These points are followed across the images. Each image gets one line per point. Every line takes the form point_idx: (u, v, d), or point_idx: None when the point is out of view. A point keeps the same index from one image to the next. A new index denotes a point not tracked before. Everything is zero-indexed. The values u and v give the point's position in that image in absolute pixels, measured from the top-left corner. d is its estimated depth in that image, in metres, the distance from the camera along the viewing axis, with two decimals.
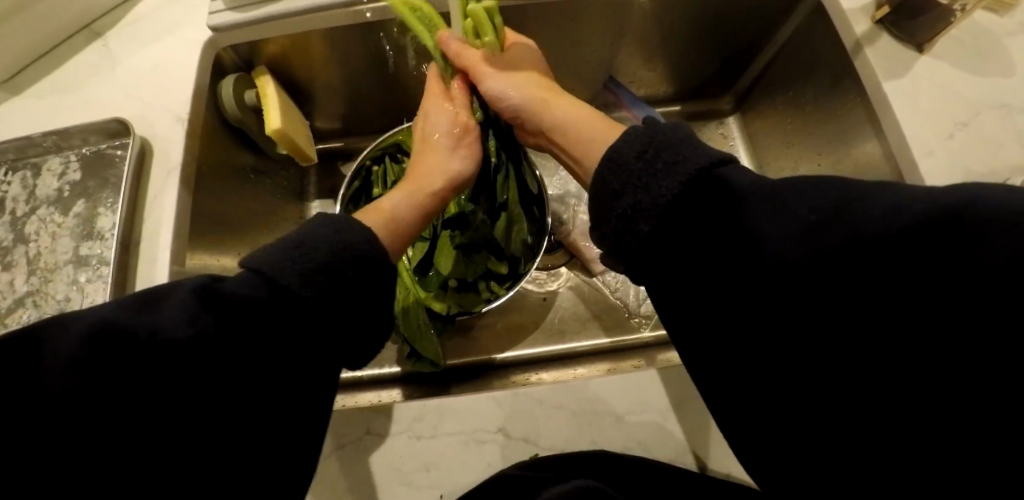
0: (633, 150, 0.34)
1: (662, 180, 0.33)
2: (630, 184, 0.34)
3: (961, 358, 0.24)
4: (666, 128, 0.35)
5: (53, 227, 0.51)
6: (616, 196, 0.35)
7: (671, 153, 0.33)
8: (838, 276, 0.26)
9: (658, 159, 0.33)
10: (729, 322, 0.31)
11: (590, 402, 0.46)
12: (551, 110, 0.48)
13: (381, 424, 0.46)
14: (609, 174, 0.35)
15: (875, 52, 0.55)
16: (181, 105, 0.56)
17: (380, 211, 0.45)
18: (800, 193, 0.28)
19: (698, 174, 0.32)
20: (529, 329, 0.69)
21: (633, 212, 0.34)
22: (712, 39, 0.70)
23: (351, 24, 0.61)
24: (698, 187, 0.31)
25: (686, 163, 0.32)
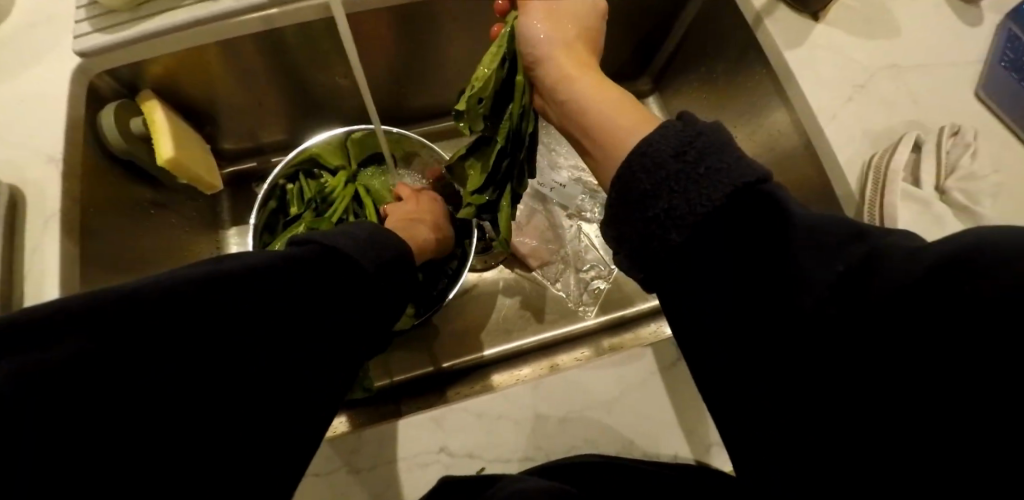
0: (671, 146, 0.29)
1: (702, 186, 0.27)
2: (664, 186, 0.29)
3: (944, 399, 0.22)
4: (703, 129, 0.29)
5: None
6: (648, 198, 0.29)
7: (714, 159, 0.28)
8: (874, 320, 0.22)
9: (699, 166, 0.28)
10: (753, 351, 0.26)
11: (531, 408, 0.45)
12: (574, 90, 0.40)
13: (318, 464, 0.43)
14: (639, 169, 0.29)
15: (774, 23, 0.56)
16: (55, 143, 0.50)
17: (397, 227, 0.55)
18: (831, 224, 0.24)
19: (745, 190, 0.26)
20: (473, 333, 0.68)
21: (667, 219, 0.28)
22: (622, 21, 0.69)
23: (241, 35, 0.57)
24: (739, 206, 0.26)
25: (728, 172, 0.27)
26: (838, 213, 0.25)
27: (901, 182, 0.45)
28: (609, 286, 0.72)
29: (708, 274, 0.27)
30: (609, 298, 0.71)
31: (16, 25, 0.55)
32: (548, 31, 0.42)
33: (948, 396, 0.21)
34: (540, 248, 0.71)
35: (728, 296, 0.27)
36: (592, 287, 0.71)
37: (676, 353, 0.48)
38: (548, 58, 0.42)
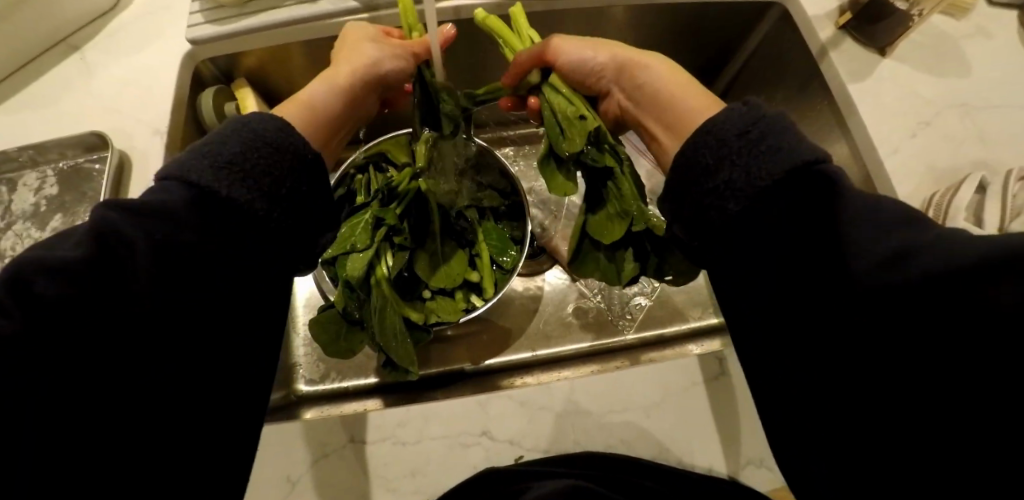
0: (735, 127, 0.33)
1: (763, 159, 0.31)
2: (727, 160, 0.33)
3: (934, 367, 0.26)
4: (772, 115, 0.33)
5: (30, 242, 0.51)
6: (710, 171, 0.34)
7: (775, 139, 0.32)
8: (910, 299, 0.26)
9: (760, 144, 0.32)
10: (792, 320, 0.30)
11: (570, 403, 0.46)
12: (644, 78, 0.47)
13: (365, 431, 0.46)
14: (704, 147, 0.34)
15: (839, 56, 0.57)
16: (161, 118, 0.56)
17: (297, 103, 0.48)
18: (883, 204, 0.28)
19: (802, 167, 0.30)
20: (514, 335, 0.69)
21: (725, 190, 0.32)
22: (686, 45, 0.71)
23: (331, 36, 0.62)
24: (799, 181, 0.30)
25: (790, 150, 0.31)
26: (880, 195, 0.29)
27: (961, 219, 0.45)
28: (650, 303, 0.71)
29: (751, 246, 0.31)
30: (649, 316, 0.71)
31: (138, 11, 0.62)
32: (583, 43, 0.51)
33: (942, 363, 0.26)
34: None
35: (773, 278, 0.31)
36: (634, 303, 0.71)
37: (721, 368, 0.48)
38: (610, 58, 0.49)
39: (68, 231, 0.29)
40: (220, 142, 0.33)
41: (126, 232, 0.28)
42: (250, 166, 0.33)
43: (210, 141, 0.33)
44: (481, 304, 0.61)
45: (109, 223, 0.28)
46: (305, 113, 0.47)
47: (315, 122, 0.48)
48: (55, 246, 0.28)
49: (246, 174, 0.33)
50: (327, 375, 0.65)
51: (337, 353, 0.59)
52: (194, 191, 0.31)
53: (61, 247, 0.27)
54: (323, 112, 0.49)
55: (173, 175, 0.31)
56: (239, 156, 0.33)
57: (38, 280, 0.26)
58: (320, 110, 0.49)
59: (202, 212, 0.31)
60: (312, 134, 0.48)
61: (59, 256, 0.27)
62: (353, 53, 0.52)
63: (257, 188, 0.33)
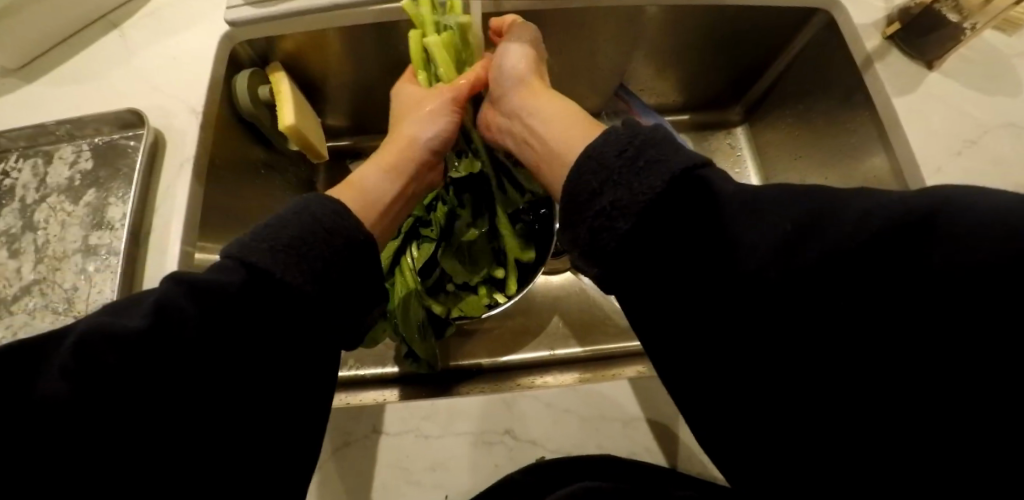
0: (614, 150, 0.35)
1: (641, 176, 0.33)
2: (608, 182, 0.35)
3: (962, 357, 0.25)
4: (645, 130, 0.35)
5: (63, 215, 0.51)
6: (595, 195, 0.35)
7: (652, 152, 0.34)
8: (842, 273, 0.27)
9: (638, 160, 0.34)
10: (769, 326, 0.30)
11: (598, 407, 0.46)
12: (539, 99, 0.48)
13: (388, 423, 0.46)
14: (586, 174, 0.36)
15: (884, 67, 0.56)
16: (196, 98, 0.56)
17: (358, 189, 0.47)
18: (758, 193, 0.31)
19: (681, 174, 0.32)
20: (534, 333, 0.68)
21: (612, 210, 0.34)
22: (723, 49, 0.70)
23: (368, 23, 0.62)
24: (680, 187, 0.32)
25: (668, 162, 0.33)
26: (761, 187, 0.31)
27: None
28: None
29: (656, 262, 0.33)
30: None
31: None
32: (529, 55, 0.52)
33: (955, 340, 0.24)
34: None
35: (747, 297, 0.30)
36: None
37: None
38: (527, 75, 0.50)
39: (150, 291, 0.32)
40: (278, 218, 0.36)
41: (183, 308, 0.30)
42: (306, 248, 0.35)
43: (272, 222, 0.35)
44: (504, 301, 0.60)
45: (169, 297, 0.30)
46: (358, 200, 0.45)
47: (374, 204, 0.46)
48: (124, 316, 0.30)
49: (303, 255, 0.34)
50: (345, 363, 0.65)
51: (361, 342, 0.58)
52: (244, 267, 0.33)
53: (141, 308, 0.31)
54: (386, 194, 0.47)
55: (235, 253, 0.33)
56: (296, 241, 0.34)
57: (111, 328, 0.29)
58: (382, 193, 0.47)
59: (252, 289, 0.32)
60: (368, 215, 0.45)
61: (126, 324, 0.29)
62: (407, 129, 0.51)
63: (306, 273, 0.34)
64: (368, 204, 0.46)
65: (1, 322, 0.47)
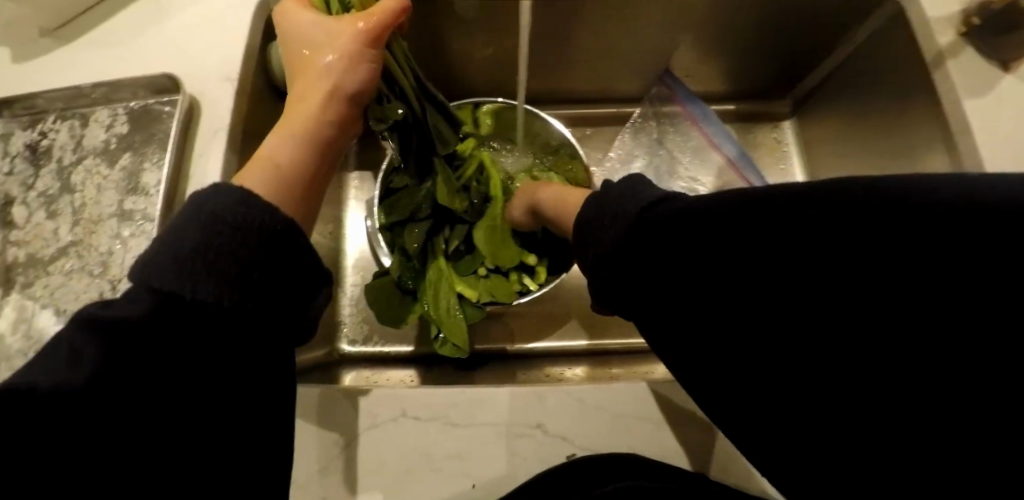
0: (592, 212, 0.40)
1: (609, 231, 0.37)
2: (594, 234, 0.39)
3: None
4: (620, 183, 0.39)
5: (99, 178, 0.51)
6: (586, 245, 0.40)
7: (619, 207, 0.37)
8: None
9: (609, 215, 0.38)
10: None
11: (632, 408, 0.45)
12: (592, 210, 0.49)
13: (416, 408, 0.46)
14: (580, 232, 0.41)
15: (956, 67, 0.52)
16: (233, 65, 0.55)
17: (261, 163, 0.37)
18: (701, 204, 0.30)
19: (637, 221, 0.34)
20: (560, 320, 0.68)
21: (595, 260, 0.38)
22: (779, 36, 0.66)
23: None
24: (642, 230, 0.34)
25: (625, 213, 0.36)
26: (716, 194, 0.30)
27: None
28: None
29: None
30: None
31: None
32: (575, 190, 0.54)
33: None
34: None
35: None
36: None
37: None
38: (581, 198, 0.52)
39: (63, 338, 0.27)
40: (174, 225, 0.30)
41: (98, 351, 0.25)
42: (213, 254, 0.28)
43: (168, 235, 0.29)
44: (535, 290, 0.60)
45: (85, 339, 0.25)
46: (270, 171, 0.36)
47: (289, 175, 0.37)
48: (38, 368, 0.25)
49: (209, 263, 0.28)
50: (370, 339, 0.66)
51: (389, 322, 0.57)
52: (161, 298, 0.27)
53: (53, 359, 0.25)
54: (302, 161, 0.39)
55: (142, 280, 0.27)
56: (202, 249, 0.28)
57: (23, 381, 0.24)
58: (295, 159, 0.38)
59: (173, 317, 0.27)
60: (286, 190, 0.37)
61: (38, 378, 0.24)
62: (310, 79, 0.41)
63: (223, 284, 0.28)
64: (281, 175, 0.37)
65: (39, 282, 0.48)
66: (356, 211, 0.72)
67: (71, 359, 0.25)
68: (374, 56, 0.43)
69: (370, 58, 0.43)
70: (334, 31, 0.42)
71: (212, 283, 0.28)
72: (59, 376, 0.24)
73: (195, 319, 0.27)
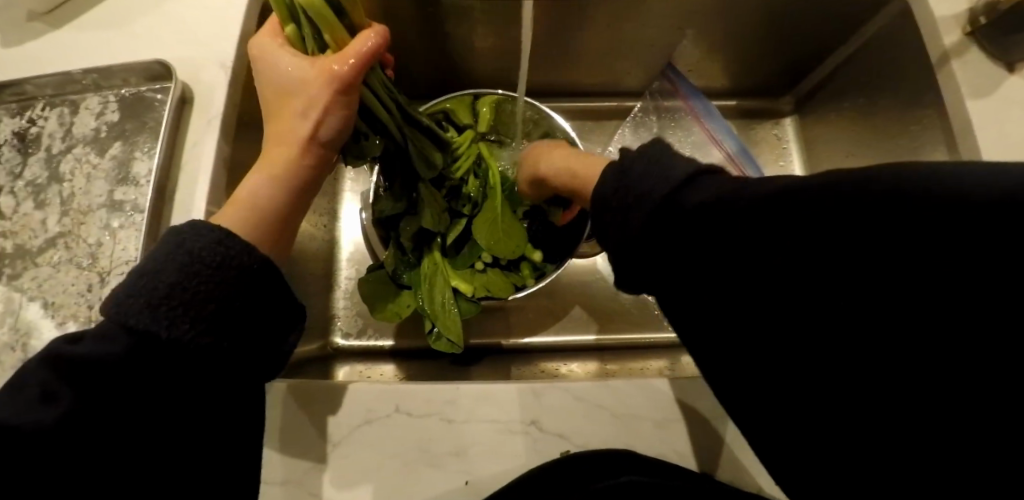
0: (609, 187, 0.34)
1: (636, 211, 0.32)
2: (613, 213, 0.33)
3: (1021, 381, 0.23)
4: (639, 154, 0.34)
5: (88, 167, 0.50)
6: (607, 228, 0.34)
7: (642, 184, 0.32)
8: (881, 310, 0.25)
9: (631, 193, 0.33)
10: None
11: (630, 405, 0.45)
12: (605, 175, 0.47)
13: (412, 404, 0.45)
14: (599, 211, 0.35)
15: (961, 66, 0.52)
16: (228, 53, 0.53)
17: (235, 210, 0.37)
18: (740, 198, 0.27)
19: (664, 203, 0.30)
20: (556, 315, 0.67)
21: (618, 247, 0.33)
22: (784, 32, 0.66)
23: None
24: (670, 215, 0.30)
25: (651, 191, 0.31)
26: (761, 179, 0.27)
27: None
28: None
29: None
30: None
31: None
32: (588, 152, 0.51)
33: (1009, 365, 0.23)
34: None
35: None
36: None
37: None
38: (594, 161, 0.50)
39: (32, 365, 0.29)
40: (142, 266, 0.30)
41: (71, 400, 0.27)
42: (186, 293, 0.30)
43: (135, 275, 0.30)
44: (533, 285, 0.59)
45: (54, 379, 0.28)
46: (240, 223, 0.36)
47: (261, 224, 0.37)
48: (8, 405, 0.27)
49: (178, 309, 0.29)
50: (365, 333, 0.65)
51: (383, 315, 0.57)
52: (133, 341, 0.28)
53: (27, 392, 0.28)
54: (273, 212, 0.38)
55: (112, 318, 0.29)
56: (172, 292, 0.29)
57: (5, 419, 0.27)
58: (268, 208, 0.38)
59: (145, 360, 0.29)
60: (258, 239, 0.37)
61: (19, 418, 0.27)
62: (283, 126, 0.40)
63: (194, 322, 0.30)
64: (251, 227, 0.36)
65: (27, 274, 0.47)
66: (352, 202, 0.71)
67: (43, 403, 0.27)
68: (348, 104, 0.41)
69: (343, 105, 0.41)
70: (307, 77, 0.39)
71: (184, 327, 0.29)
72: (35, 417, 0.27)
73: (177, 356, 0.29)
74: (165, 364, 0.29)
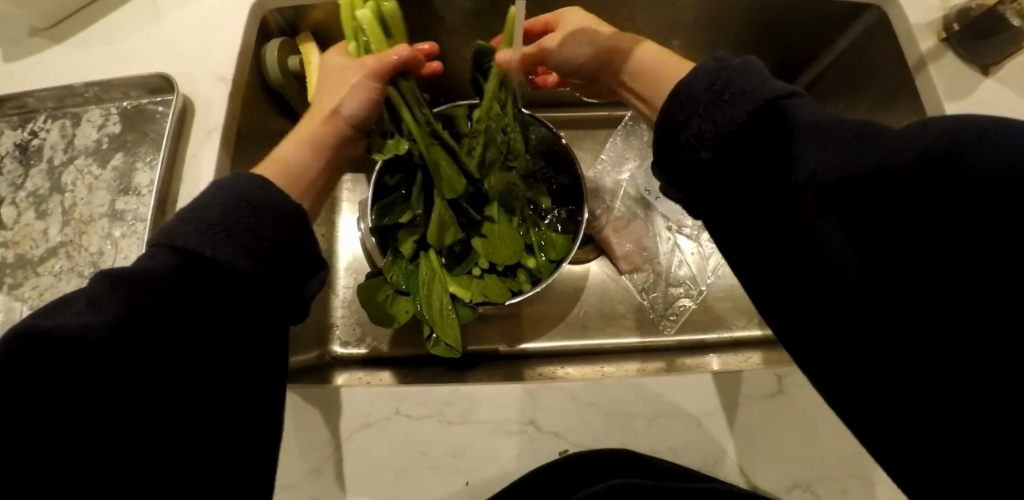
0: (702, 83, 0.34)
1: (728, 108, 0.32)
2: (696, 114, 0.34)
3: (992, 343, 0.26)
4: (738, 62, 0.34)
5: (90, 178, 0.51)
6: (681, 127, 0.35)
7: (739, 85, 0.32)
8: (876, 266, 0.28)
9: (725, 92, 0.33)
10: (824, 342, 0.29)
11: (625, 402, 0.46)
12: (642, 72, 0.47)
13: (409, 406, 0.46)
14: (673, 111, 0.35)
15: (938, 70, 0.54)
16: (226, 67, 0.55)
17: (273, 161, 0.43)
18: (838, 127, 0.29)
19: (766, 105, 0.31)
20: (552, 321, 0.68)
21: (696, 142, 0.33)
22: (765, 46, 0.68)
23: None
24: (764, 117, 0.31)
25: (754, 94, 0.31)
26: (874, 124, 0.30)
27: None
28: (694, 305, 0.69)
29: None
30: (693, 318, 0.68)
31: None
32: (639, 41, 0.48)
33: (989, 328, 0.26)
34: (634, 252, 0.69)
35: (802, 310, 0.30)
36: (678, 303, 0.69)
37: (779, 384, 0.47)
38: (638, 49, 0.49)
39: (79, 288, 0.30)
40: (209, 197, 0.34)
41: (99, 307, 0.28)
42: (241, 227, 0.32)
43: (199, 203, 0.33)
44: (530, 289, 0.59)
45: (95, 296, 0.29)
46: (279, 173, 0.42)
47: (296, 179, 0.43)
48: (52, 313, 0.28)
49: (232, 234, 0.32)
50: (363, 341, 0.65)
51: (381, 321, 0.57)
52: (179, 258, 0.30)
53: (72, 305, 0.29)
54: (305, 171, 0.44)
55: (165, 241, 0.31)
56: (224, 220, 0.32)
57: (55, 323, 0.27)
58: (302, 165, 0.44)
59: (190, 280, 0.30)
60: (293, 189, 0.43)
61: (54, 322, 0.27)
62: (323, 100, 0.47)
63: (253, 258, 0.32)
64: (288, 179, 0.43)
65: (28, 283, 0.47)
66: (349, 212, 0.72)
67: (88, 305, 0.28)
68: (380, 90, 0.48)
69: (371, 89, 0.47)
70: (351, 66, 0.48)
71: (234, 251, 0.31)
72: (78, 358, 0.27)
73: (224, 289, 0.31)
74: (207, 294, 0.31)
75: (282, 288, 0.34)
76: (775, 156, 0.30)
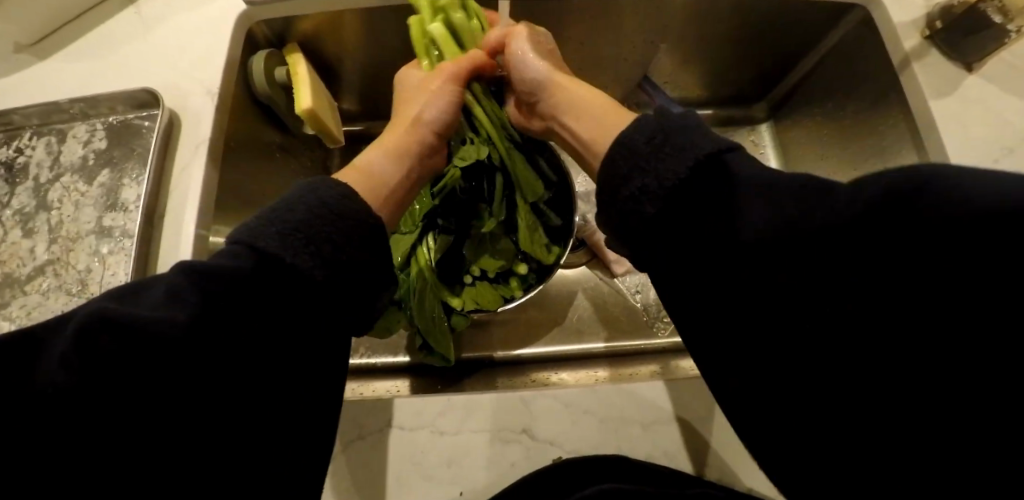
0: (642, 138, 0.36)
1: (668, 164, 0.34)
2: (636, 169, 0.35)
3: None
4: (675, 118, 0.36)
5: (77, 195, 0.51)
6: (624, 181, 0.36)
7: (678, 140, 0.34)
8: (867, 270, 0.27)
9: (665, 146, 0.35)
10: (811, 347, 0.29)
11: (618, 408, 0.45)
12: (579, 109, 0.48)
13: (402, 418, 0.45)
14: (618, 162, 0.37)
15: (923, 68, 0.54)
16: (213, 80, 0.55)
17: (356, 171, 0.45)
18: (776, 180, 0.30)
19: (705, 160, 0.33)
20: (546, 326, 0.68)
21: (639, 195, 0.35)
22: (752, 45, 0.68)
23: (387, 5, 0.59)
24: (704, 173, 0.33)
25: (690, 150, 0.33)
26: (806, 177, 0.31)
27: None
28: None
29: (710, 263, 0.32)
30: None
31: None
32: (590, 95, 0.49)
33: None
34: None
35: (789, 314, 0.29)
36: None
37: None
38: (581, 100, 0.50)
39: (156, 277, 0.31)
40: (281, 202, 0.35)
41: (138, 314, 0.28)
42: (321, 235, 0.34)
43: (280, 206, 0.34)
44: (521, 295, 0.59)
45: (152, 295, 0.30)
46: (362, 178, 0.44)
47: (376, 186, 0.44)
48: (129, 301, 0.30)
49: (310, 242, 0.33)
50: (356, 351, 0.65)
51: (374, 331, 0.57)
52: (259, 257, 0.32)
53: (148, 294, 0.30)
54: (388, 179, 0.45)
55: (245, 239, 0.32)
56: (306, 225, 0.34)
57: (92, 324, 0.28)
58: (385, 171, 0.45)
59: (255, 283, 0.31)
60: (372, 197, 0.44)
61: (128, 310, 0.29)
62: (404, 113, 0.50)
63: (314, 256, 0.33)
64: (370, 185, 0.44)
65: (16, 302, 0.47)
66: None
67: (165, 298, 0.29)
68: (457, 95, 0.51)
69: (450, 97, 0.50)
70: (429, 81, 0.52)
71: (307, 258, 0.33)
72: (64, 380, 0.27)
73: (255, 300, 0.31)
74: (255, 300, 0.31)
75: (328, 300, 0.34)
76: (716, 199, 0.32)
